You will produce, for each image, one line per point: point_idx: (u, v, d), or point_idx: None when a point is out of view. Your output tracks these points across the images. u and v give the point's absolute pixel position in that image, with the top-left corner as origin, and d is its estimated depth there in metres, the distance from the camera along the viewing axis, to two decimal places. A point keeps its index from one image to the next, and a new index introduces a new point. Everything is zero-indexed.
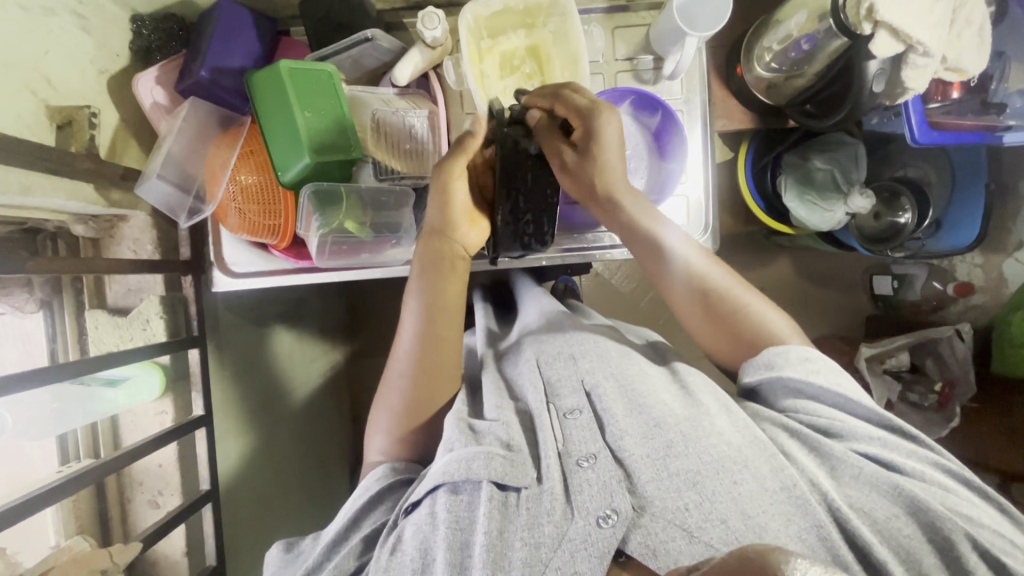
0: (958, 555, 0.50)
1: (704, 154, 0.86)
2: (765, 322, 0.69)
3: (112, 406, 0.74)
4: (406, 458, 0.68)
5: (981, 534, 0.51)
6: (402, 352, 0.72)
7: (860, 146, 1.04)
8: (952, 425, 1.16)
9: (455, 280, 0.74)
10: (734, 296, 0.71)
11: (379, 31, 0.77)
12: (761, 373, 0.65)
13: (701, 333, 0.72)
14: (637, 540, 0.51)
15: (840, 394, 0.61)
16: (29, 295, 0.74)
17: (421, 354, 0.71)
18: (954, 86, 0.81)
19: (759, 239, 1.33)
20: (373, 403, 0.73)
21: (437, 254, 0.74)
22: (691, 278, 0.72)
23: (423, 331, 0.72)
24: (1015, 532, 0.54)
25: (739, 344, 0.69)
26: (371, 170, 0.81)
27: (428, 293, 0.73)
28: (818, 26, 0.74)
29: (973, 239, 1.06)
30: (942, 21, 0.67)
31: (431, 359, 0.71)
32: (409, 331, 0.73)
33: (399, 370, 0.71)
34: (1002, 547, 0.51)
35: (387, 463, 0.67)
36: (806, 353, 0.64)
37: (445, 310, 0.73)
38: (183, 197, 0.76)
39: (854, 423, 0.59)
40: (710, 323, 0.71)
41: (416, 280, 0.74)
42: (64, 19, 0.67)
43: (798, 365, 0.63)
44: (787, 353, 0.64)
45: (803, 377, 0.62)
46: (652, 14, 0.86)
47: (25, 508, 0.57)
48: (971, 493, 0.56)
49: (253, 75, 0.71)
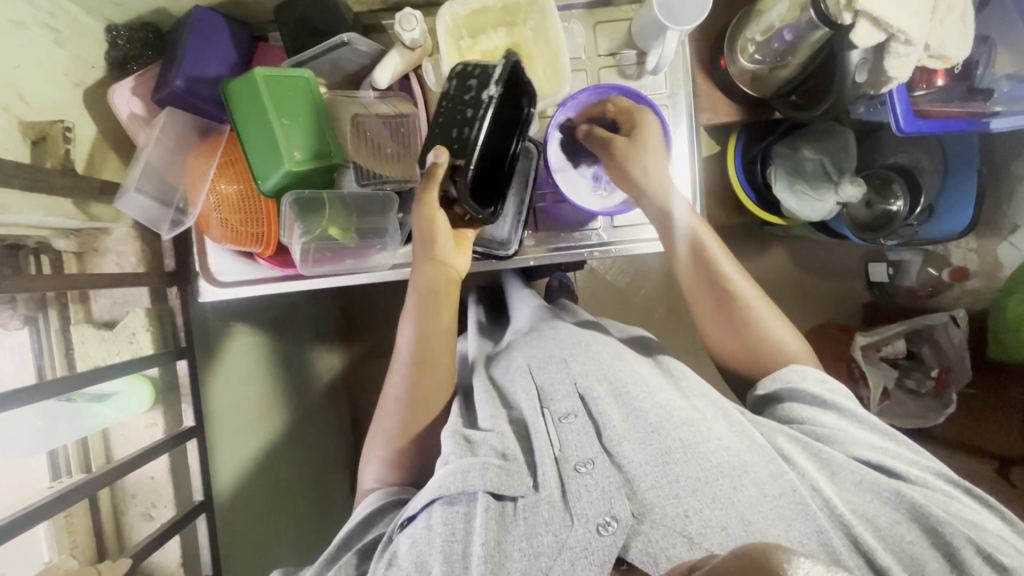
0: (960, 559, 0.49)
1: (691, 147, 0.85)
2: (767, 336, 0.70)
3: (102, 421, 0.74)
4: (400, 483, 0.67)
5: (986, 540, 0.50)
6: (393, 388, 0.71)
7: (850, 133, 1.04)
8: (947, 413, 1.15)
9: (446, 307, 0.73)
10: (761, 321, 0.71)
11: (356, 35, 0.76)
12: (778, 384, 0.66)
13: (718, 339, 0.73)
14: (637, 547, 0.50)
15: (842, 409, 0.62)
16: (13, 312, 0.72)
17: (417, 379, 0.70)
18: (939, 74, 0.79)
19: (754, 229, 1.32)
20: (369, 430, 0.73)
21: (432, 284, 0.72)
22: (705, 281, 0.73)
23: (416, 355, 0.71)
24: (1019, 539, 0.53)
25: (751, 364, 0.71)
26: (353, 176, 0.78)
27: (423, 319, 0.71)
28: (800, 16, 0.74)
29: (966, 224, 1.05)
30: (924, 9, 0.66)
31: (425, 380, 0.70)
32: (400, 370, 0.71)
33: (396, 394, 0.71)
34: (1005, 550, 0.50)
35: (381, 489, 0.66)
36: (823, 377, 0.65)
37: (436, 338, 0.72)
38: (164, 209, 0.76)
39: (850, 431, 0.60)
40: (728, 331, 0.72)
41: (412, 308, 0.72)
42: (35, 33, 0.66)
43: (814, 383, 0.64)
44: (803, 372, 0.65)
45: (815, 391, 0.63)
46: (633, 8, 0.85)
47: (13, 526, 0.56)
48: (973, 501, 0.55)
49: (228, 85, 0.70)
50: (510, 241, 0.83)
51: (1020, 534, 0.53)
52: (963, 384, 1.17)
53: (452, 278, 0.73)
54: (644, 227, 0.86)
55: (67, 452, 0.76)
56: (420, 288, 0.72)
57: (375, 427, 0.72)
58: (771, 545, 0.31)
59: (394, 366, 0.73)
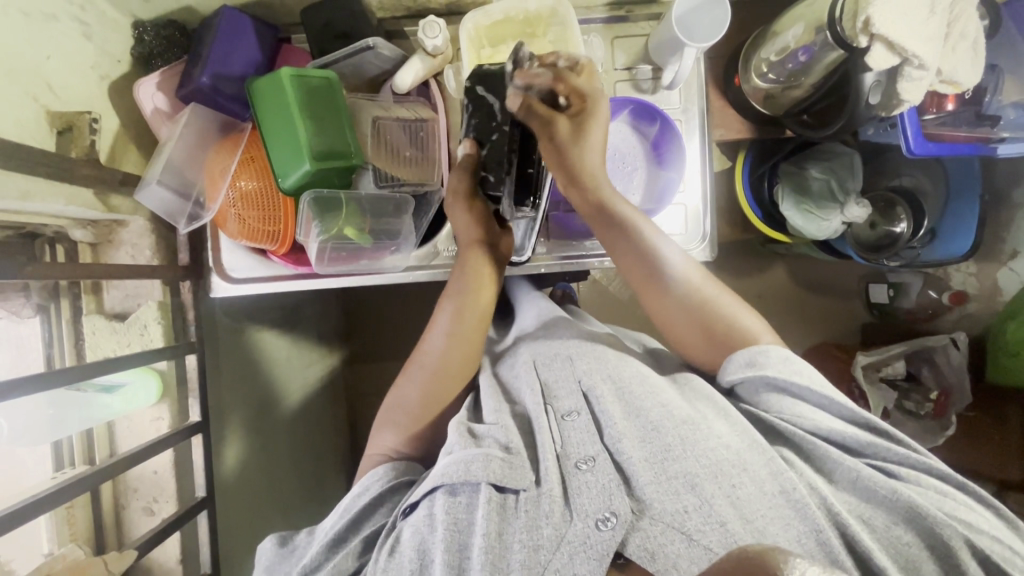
0: (957, 560, 0.50)
1: (703, 163, 0.87)
2: (708, 303, 0.69)
3: (111, 412, 0.74)
4: (409, 457, 0.68)
5: (982, 542, 0.51)
6: (412, 390, 0.71)
7: (856, 154, 1.05)
8: (946, 434, 1.16)
9: (484, 279, 0.75)
10: (736, 320, 0.68)
11: (381, 40, 0.77)
12: (742, 372, 0.63)
13: (680, 331, 0.71)
14: (635, 543, 0.51)
15: (823, 397, 0.61)
16: (26, 300, 0.73)
17: (443, 372, 0.71)
18: (950, 99, 0.82)
19: (757, 247, 1.34)
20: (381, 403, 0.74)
21: (471, 281, 0.75)
22: (690, 291, 0.70)
23: (445, 352, 0.72)
24: (1013, 536, 0.54)
25: (711, 344, 0.68)
26: (371, 177, 0.81)
27: (456, 318, 0.73)
28: (815, 38, 0.76)
29: (969, 247, 1.05)
30: (939, 35, 0.68)
31: (456, 363, 0.72)
32: (420, 374, 0.72)
33: (415, 395, 0.70)
34: (1002, 554, 0.51)
35: (388, 462, 0.66)
36: (787, 353, 0.64)
37: (473, 310, 0.73)
38: (182, 203, 0.77)
39: (835, 425, 0.59)
40: (679, 312, 0.70)
41: (445, 317, 0.73)
42: (65, 24, 0.67)
43: (779, 363, 0.63)
44: (767, 352, 0.64)
45: (786, 375, 0.61)
46: (651, 24, 0.86)
47: (14, 518, 0.56)
48: (968, 498, 0.56)
49: (254, 80, 0.72)
50: (524, 248, 0.85)
51: (1012, 531, 0.54)
52: (962, 407, 1.18)
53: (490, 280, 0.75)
54: None
55: (71, 443, 0.76)
56: (457, 292, 0.74)
57: (389, 402, 0.73)
58: (767, 547, 0.32)
59: (414, 371, 0.73)
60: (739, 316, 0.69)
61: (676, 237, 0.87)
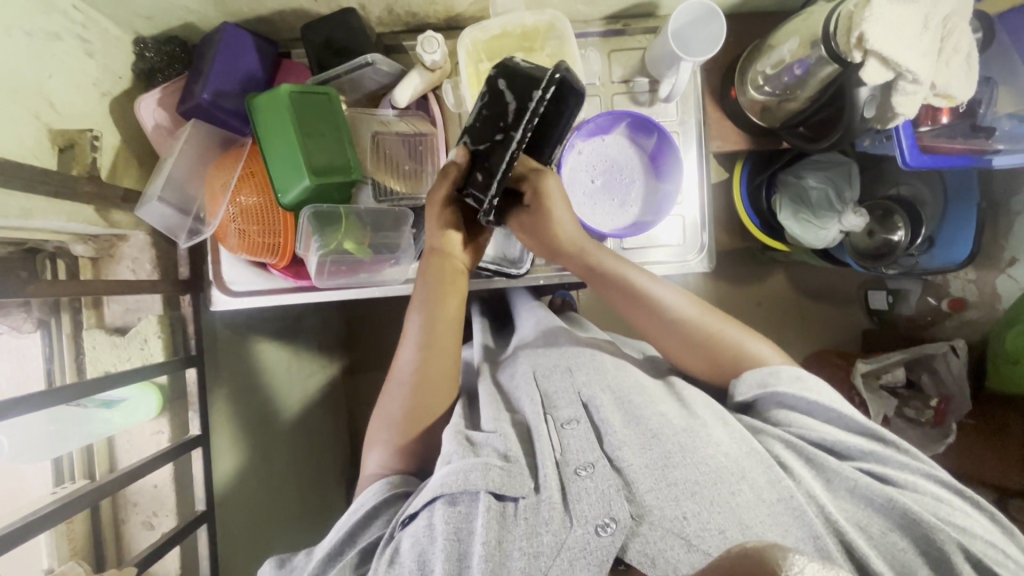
0: (950, 564, 0.50)
1: (700, 175, 0.87)
2: (711, 332, 0.71)
3: (110, 426, 0.74)
4: (403, 471, 0.67)
5: (974, 545, 0.50)
6: (396, 402, 0.71)
7: (854, 164, 1.07)
8: (947, 442, 1.15)
9: (453, 293, 0.75)
10: (742, 345, 0.70)
11: (379, 55, 0.78)
12: (754, 391, 0.65)
13: (679, 355, 0.72)
14: (636, 548, 0.51)
15: (826, 408, 0.61)
16: (27, 315, 0.73)
17: (421, 386, 0.71)
18: (944, 112, 0.83)
19: (756, 254, 1.35)
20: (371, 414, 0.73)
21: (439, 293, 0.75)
22: (680, 324, 0.72)
23: (421, 366, 0.72)
24: (1008, 541, 0.54)
25: (716, 368, 0.70)
26: (370, 192, 0.82)
27: (426, 331, 0.73)
28: (810, 52, 0.76)
29: (967, 255, 1.04)
30: (932, 50, 0.68)
31: (432, 375, 0.72)
32: (400, 386, 0.72)
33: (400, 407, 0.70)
34: (994, 557, 0.50)
35: (388, 476, 0.66)
36: (797, 372, 0.65)
37: (443, 325, 0.74)
38: (182, 219, 0.78)
39: (836, 433, 0.60)
40: (679, 337, 0.72)
41: (415, 332, 0.74)
42: (67, 43, 0.68)
43: (789, 382, 0.64)
44: (778, 372, 0.65)
45: (796, 393, 0.63)
46: (647, 38, 0.87)
47: (15, 536, 0.56)
48: (964, 503, 0.56)
49: (254, 98, 0.72)
50: (522, 260, 0.86)
51: (1008, 537, 0.54)
52: (963, 415, 1.17)
53: (456, 289, 0.76)
54: (650, 250, 0.88)
55: (71, 457, 0.77)
56: (426, 305, 0.74)
57: (378, 415, 0.72)
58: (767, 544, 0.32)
59: (393, 383, 0.73)
60: (744, 340, 0.70)
61: (674, 248, 0.88)
